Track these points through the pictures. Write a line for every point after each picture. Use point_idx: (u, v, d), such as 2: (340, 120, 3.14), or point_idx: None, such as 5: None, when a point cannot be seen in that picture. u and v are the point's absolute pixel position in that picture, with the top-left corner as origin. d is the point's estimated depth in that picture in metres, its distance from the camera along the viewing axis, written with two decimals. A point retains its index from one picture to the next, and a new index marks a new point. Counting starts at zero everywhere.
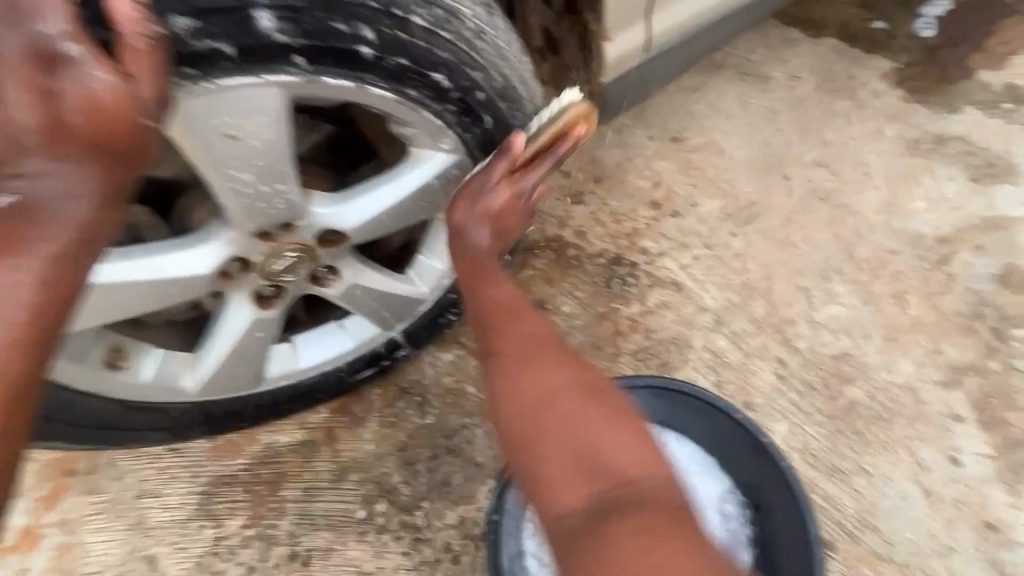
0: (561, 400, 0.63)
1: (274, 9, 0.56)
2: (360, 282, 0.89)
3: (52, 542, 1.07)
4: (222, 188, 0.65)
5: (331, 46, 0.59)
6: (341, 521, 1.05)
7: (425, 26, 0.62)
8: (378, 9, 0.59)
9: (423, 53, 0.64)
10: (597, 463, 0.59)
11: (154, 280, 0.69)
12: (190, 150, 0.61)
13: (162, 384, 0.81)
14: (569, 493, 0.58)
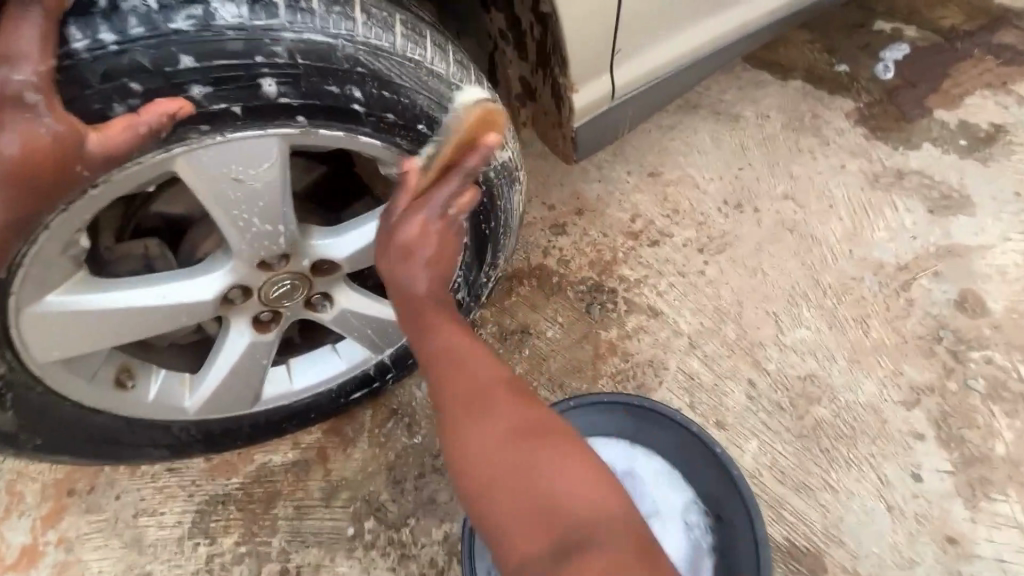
0: (506, 452, 0.62)
1: (276, 75, 0.64)
2: (352, 308, 0.96)
3: (52, 560, 1.11)
4: (228, 226, 0.73)
5: (326, 104, 0.68)
6: (331, 537, 1.09)
7: (404, 85, 0.71)
8: (366, 73, 0.68)
9: (403, 107, 0.72)
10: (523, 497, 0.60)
11: (160, 307, 0.75)
12: (200, 194, 0.69)
13: (167, 402, 0.87)
14: (517, 525, 0.60)
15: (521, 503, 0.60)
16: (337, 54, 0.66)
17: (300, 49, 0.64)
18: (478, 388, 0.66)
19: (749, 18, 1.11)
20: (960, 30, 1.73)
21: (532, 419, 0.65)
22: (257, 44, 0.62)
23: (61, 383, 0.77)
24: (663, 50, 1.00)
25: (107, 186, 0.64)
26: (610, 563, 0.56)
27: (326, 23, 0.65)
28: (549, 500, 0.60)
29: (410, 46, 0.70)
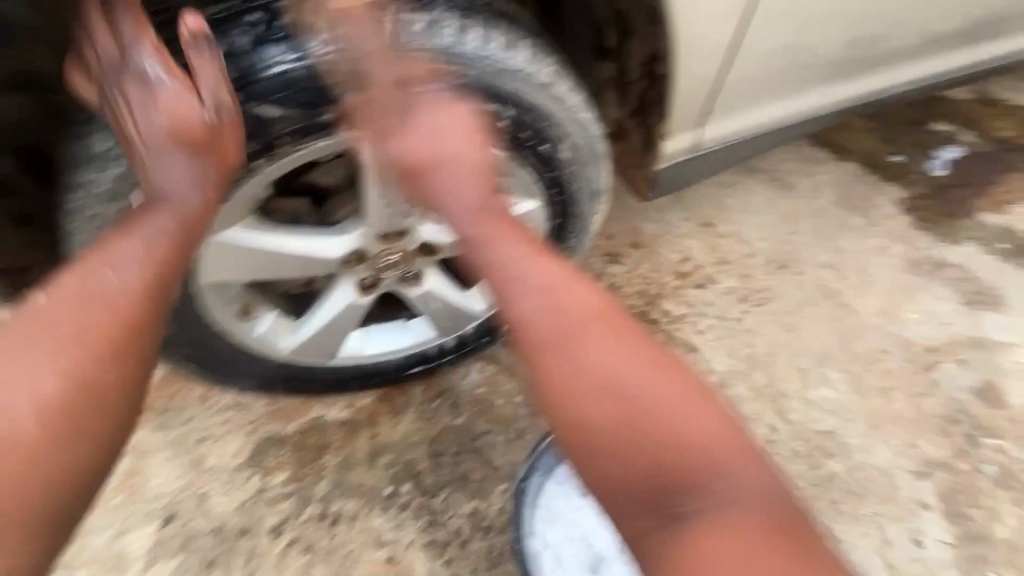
0: (620, 391, 0.68)
1: (455, 88, 0.79)
2: (436, 290, 1.09)
3: (121, 464, 1.23)
4: (375, 200, 0.88)
5: (482, 118, 0.82)
6: (371, 492, 1.20)
7: (546, 114, 0.84)
8: (521, 99, 0.82)
9: (539, 131, 0.86)
10: (659, 439, 0.65)
11: (301, 254, 0.89)
12: (365, 169, 0.84)
13: (271, 338, 1.01)
14: (622, 475, 0.66)
15: (641, 464, 0.65)
16: (505, 82, 0.80)
17: (478, 72, 0.79)
18: (590, 321, 0.72)
19: (824, 100, 1.25)
20: (1014, 142, 1.85)
21: (636, 356, 0.70)
22: (449, 62, 0.77)
23: (210, 307, 0.90)
24: (744, 115, 1.14)
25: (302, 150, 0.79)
26: (730, 540, 0.61)
27: (503, 57, 0.79)
28: (673, 455, 0.65)
29: (559, 84, 0.85)
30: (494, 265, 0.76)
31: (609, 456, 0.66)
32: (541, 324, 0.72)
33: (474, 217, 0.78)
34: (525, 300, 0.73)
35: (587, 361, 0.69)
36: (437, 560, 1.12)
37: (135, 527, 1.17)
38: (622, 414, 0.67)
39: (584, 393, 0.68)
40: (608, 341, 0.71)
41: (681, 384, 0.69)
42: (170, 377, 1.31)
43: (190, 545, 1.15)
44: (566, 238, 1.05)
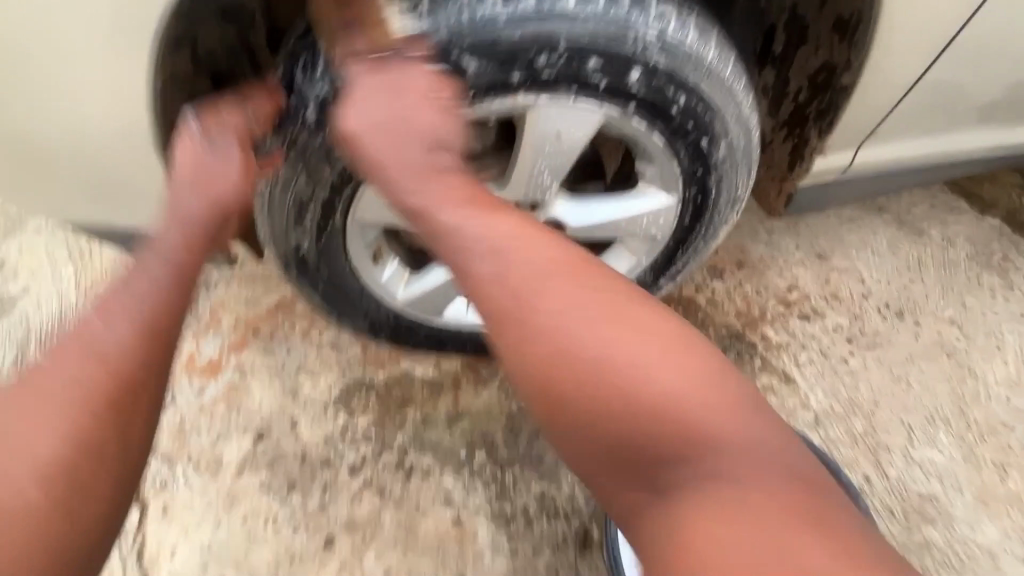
0: (567, 351, 0.61)
1: (642, 69, 0.77)
2: None
3: (227, 377, 1.32)
4: (525, 169, 0.89)
5: (658, 104, 0.81)
6: (446, 453, 1.23)
7: (719, 110, 0.83)
8: (701, 90, 0.80)
9: (707, 126, 0.84)
10: (615, 400, 0.59)
11: None
12: (526, 137, 0.85)
13: (389, 285, 1.05)
14: (588, 443, 0.61)
15: (601, 431, 0.60)
16: (691, 70, 0.78)
17: (669, 56, 0.77)
18: (543, 272, 0.64)
19: (992, 143, 1.17)
20: None
21: (557, 300, 0.62)
22: (643, 41, 0.76)
23: (350, 244, 0.95)
24: (904, 146, 1.09)
25: (476, 108, 0.80)
26: (729, 510, 0.54)
27: (694, 45, 0.78)
28: (624, 402, 0.59)
29: (737, 82, 0.82)
30: (472, 245, 0.66)
31: (587, 429, 0.61)
32: (519, 285, 0.63)
33: (452, 189, 0.71)
34: (492, 262, 0.65)
35: (548, 320, 0.62)
36: (500, 532, 1.14)
37: (232, 437, 1.25)
38: (598, 381, 0.60)
39: (541, 358, 0.61)
40: (563, 282, 0.63)
41: (611, 311, 0.62)
42: (280, 306, 1.39)
43: (275, 465, 1.22)
44: (691, 241, 1.03)
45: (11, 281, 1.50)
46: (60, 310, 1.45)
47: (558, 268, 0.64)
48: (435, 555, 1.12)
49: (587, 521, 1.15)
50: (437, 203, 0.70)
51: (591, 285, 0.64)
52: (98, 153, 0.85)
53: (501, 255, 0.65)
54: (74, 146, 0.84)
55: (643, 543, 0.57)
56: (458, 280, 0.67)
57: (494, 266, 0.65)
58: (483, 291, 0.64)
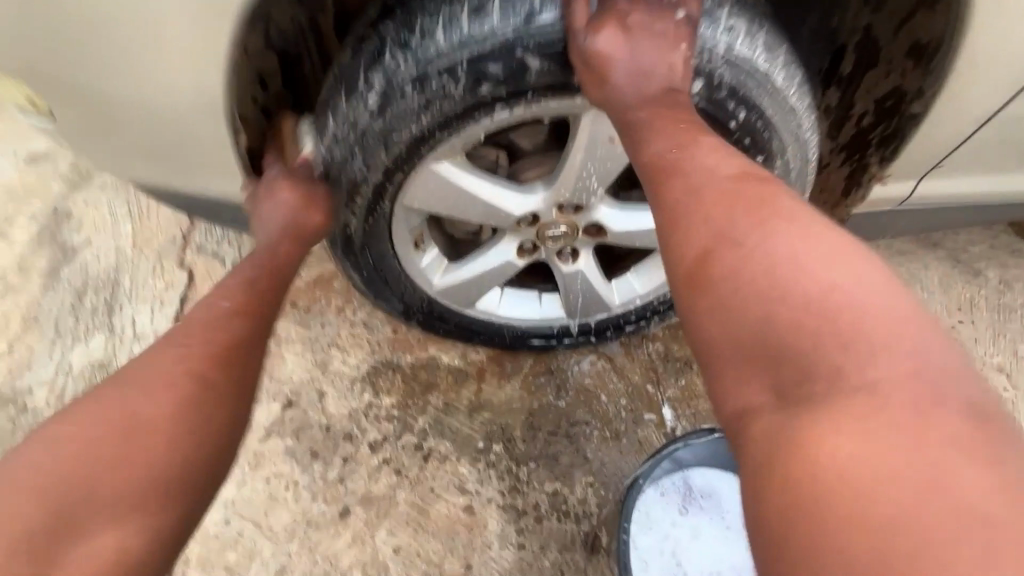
0: (726, 261, 0.59)
1: (704, 81, 0.77)
2: (585, 272, 1.12)
3: None
4: (576, 169, 0.89)
5: (716, 116, 0.80)
6: (464, 441, 1.25)
7: (779, 127, 0.81)
8: (763, 106, 0.79)
9: (764, 143, 0.83)
10: (756, 291, 0.55)
11: (491, 202, 0.91)
12: (581, 137, 0.85)
13: (427, 271, 1.07)
14: (716, 345, 0.57)
15: (755, 327, 0.55)
16: (756, 84, 0.77)
17: (736, 69, 0.76)
18: (766, 212, 0.61)
19: None
20: None
21: (739, 219, 0.61)
22: (710, 53, 0.75)
23: (394, 227, 0.95)
24: (972, 181, 1.03)
25: (535, 107, 0.79)
26: (898, 438, 0.45)
27: (764, 60, 0.76)
28: (788, 307, 0.53)
29: (803, 104, 0.81)
30: (643, 129, 0.74)
31: (728, 339, 0.57)
32: (682, 208, 0.66)
33: (655, 116, 0.74)
34: (660, 143, 0.71)
35: (705, 244, 0.62)
36: (510, 525, 1.15)
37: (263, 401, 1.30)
38: (749, 282, 0.56)
39: (720, 278, 0.59)
40: (714, 197, 0.64)
41: (755, 214, 0.60)
42: (318, 281, 1.44)
43: (301, 433, 1.26)
44: None
45: (75, 232, 1.59)
46: (116, 263, 1.53)
47: (713, 178, 0.66)
48: (444, 539, 1.14)
49: (596, 525, 1.15)
50: (644, 114, 0.75)
51: (744, 195, 0.63)
52: (171, 146, 0.86)
53: (714, 197, 0.64)
54: (150, 138, 0.85)
55: (796, 342, 0.51)
56: (652, 167, 0.71)
57: (735, 228, 0.61)
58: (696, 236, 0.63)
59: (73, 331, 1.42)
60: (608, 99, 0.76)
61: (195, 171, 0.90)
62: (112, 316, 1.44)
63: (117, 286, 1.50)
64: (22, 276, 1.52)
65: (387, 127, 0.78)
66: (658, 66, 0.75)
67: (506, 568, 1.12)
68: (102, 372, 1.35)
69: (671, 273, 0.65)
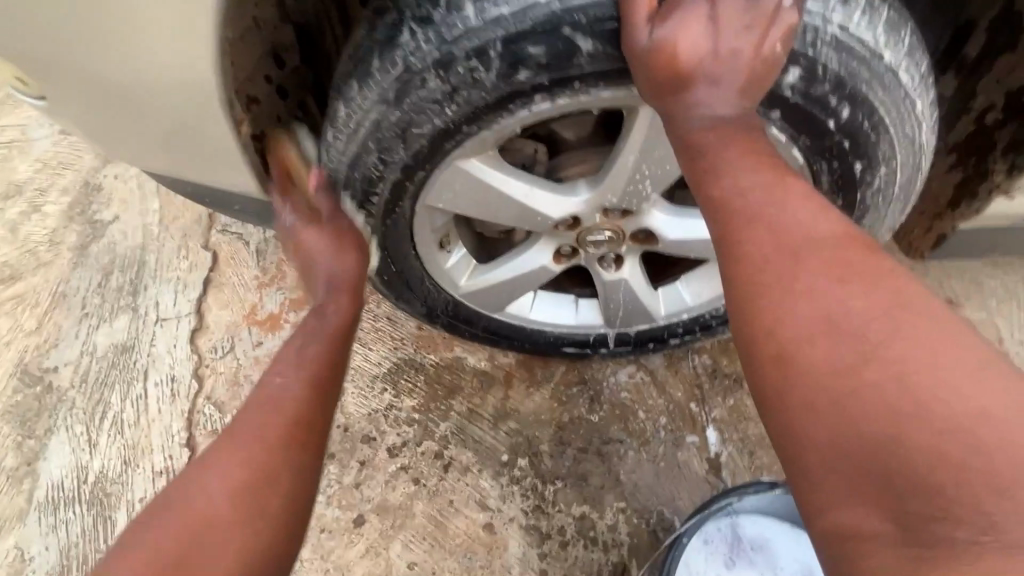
0: (814, 342, 0.47)
1: (804, 69, 0.62)
2: (629, 280, 0.99)
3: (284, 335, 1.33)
4: (626, 171, 0.76)
5: (813, 113, 0.65)
6: (488, 452, 1.16)
7: (888, 126, 0.66)
8: (872, 101, 0.64)
9: (866, 146, 0.68)
10: (873, 405, 0.43)
11: (525, 204, 0.80)
12: (634, 134, 0.72)
13: (453, 274, 0.97)
14: (813, 454, 0.45)
15: (859, 432, 0.43)
16: (867, 74, 0.62)
17: (845, 55, 0.61)
18: (857, 264, 0.49)
19: None
20: None
21: (819, 272, 0.49)
22: (814, 34, 0.60)
23: (416, 228, 0.85)
24: None
25: (582, 98, 0.66)
26: None
27: (879, 43, 0.61)
28: (893, 400, 0.42)
29: (920, 98, 0.66)
30: (719, 156, 0.58)
31: (828, 453, 0.44)
32: (765, 272, 0.51)
33: (728, 139, 0.59)
34: (739, 180, 0.56)
35: (799, 328, 0.48)
36: (533, 549, 1.07)
37: None
38: (862, 391, 0.43)
39: (809, 363, 0.47)
40: (816, 265, 0.49)
41: (868, 300, 0.46)
42: None
43: None
44: None
45: (104, 207, 1.56)
46: (143, 241, 1.49)
47: (811, 236, 0.51)
48: (461, 558, 1.07)
49: (626, 557, 1.06)
50: (715, 135, 0.60)
51: (856, 267, 0.48)
52: (173, 136, 0.81)
53: (795, 251, 0.51)
54: (151, 127, 0.80)
55: (914, 473, 0.40)
56: (719, 211, 0.56)
57: (827, 299, 0.48)
58: (773, 308, 0.50)
59: (98, 310, 1.40)
60: (680, 115, 0.61)
61: (199, 163, 0.85)
62: (136, 296, 1.41)
63: (142, 265, 1.46)
64: (53, 250, 1.51)
65: (405, 120, 0.67)
66: (739, 75, 0.60)
67: None
68: (125, 354, 1.33)
69: (745, 352, 0.52)
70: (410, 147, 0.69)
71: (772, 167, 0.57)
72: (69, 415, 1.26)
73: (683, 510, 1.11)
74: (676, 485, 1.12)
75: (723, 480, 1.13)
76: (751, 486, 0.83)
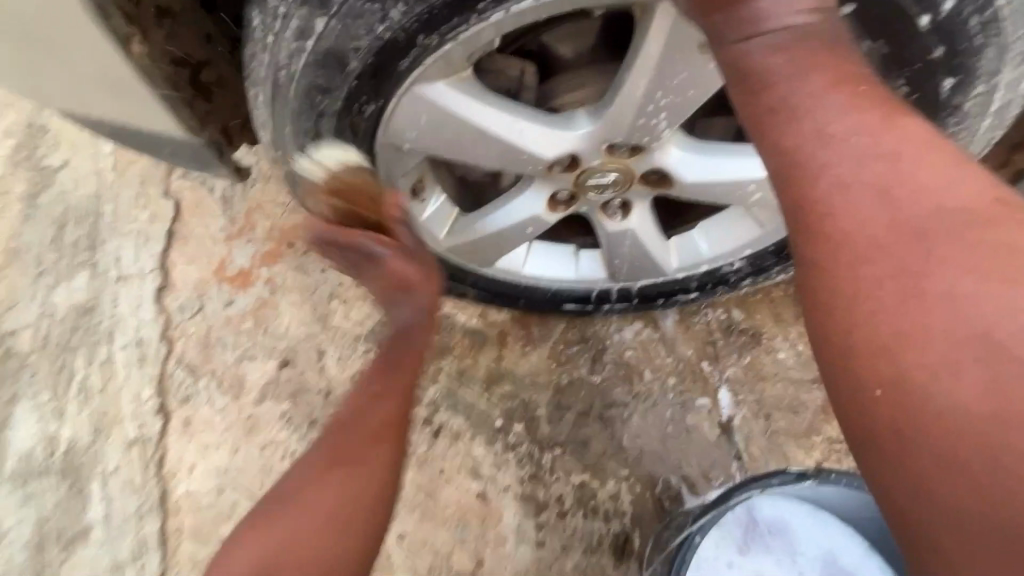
0: (937, 352, 0.35)
1: None
2: (636, 231, 0.85)
3: (258, 292, 1.21)
4: (636, 98, 0.60)
5: (898, 5, 0.48)
6: (480, 417, 1.07)
7: (1004, 18, 0.50)
8: None
9: (964, 52, 0.52)
10: (1013, 447, 0.33)
11: (510, 143, 0.64)
12: (647, 48, 0.56)
13: (431, 227, 0.82)
14: (930, 501, 0.35)
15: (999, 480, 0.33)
16: None
17: None
18: (994, 247, 0.36)
19: None
20: None
21: (950, 256, 0.36)
22: None
23: (381, 175, 0.70)
24: None
25: None
26: None
27: None
28: None
29: None
30: (792, 88, 0.41)
31: (949, 501, 0.35)
32: (874, 264, 0.38)
33: (810, 66, 0.41)
34: (829, 127, 0.40)
35: (922, 340, 0.36)
36: (529, 520, 1.00)
37: (257, 358, 1.16)
38: (1010, 434, 0.33)
39: (932, 386, 0.35)
40: (944, 253, 0.37)
41: (1021, 304, 0.34)
42: None
43: (297, 397, 1.12)
44: None
45: (53, 151, 1.40)
46: (98, 189, 1.34)
47: (935, 208, 0.38)
48: (454, 529, 1.01)
49: (628, 527, 0.99)
50: (789, 63, 0.41)
51: (995, 251, 0.36)
52: (87, 83, 0.67)
53: (915, 225, 0.38)
54: (38, 56, 0.64)
55: None
56: (801, 167, 0.40)
57: (961, 296, 0.36)
58: (881, 305, 0.37)
59: (54, 268, 1.28)
60: (728, 35, 0.43)
61: (109, 100, 0.69)
62: (95, 252, 1.28)
63: (97, 217, 1.32)
64: (1, 201, 1.36)
65: (341, 33, 0.51)
66: None
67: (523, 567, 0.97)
68: (87, 316, 1.22)
69: (837, 364, 0.39)
70: (351, 71, 0.54)
71: (875, 102, 0.41)
72: (33, 382, 1.17)
73: (692, 478, 1.02)
74: (684, 451, 1.04)
75: (737, 445, 1.04)
76: (775, 476, 0.76)
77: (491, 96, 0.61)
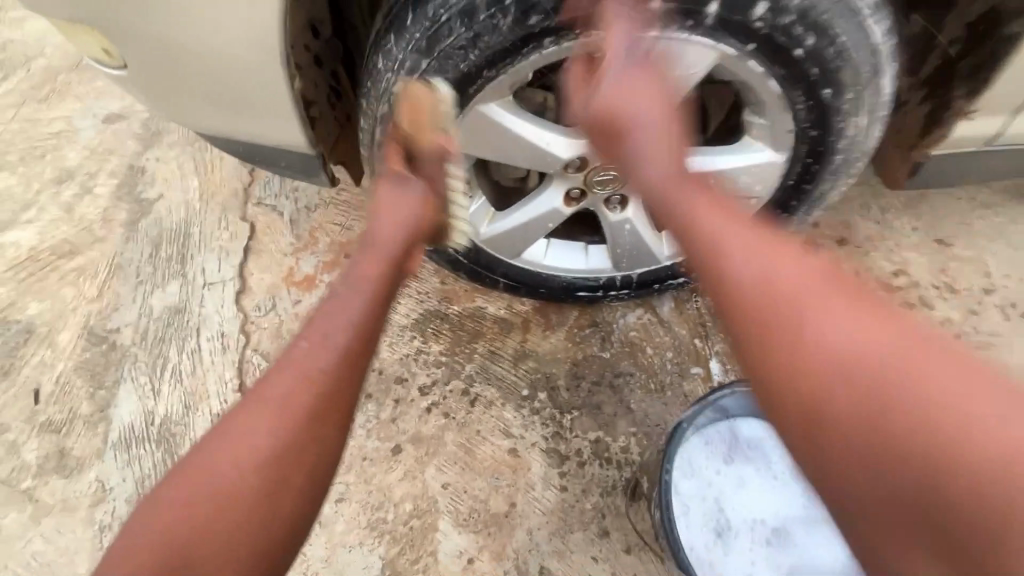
0: (749, 291, 0.67)
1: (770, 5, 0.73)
2: (632, 221, 1.10)
3: (320, 292, 1.46)
4: None
5: (781, 43, 0.77)
6: (510, 388, 1.28)
7: (848, 50, 0.78)
8: (830, 29, 0.76)
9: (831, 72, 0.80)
10: (782, 333, 0.65)
11: (537, 146, 0.90)
12: None
13: (474, 220, 1.08)
14: (752, 369, 0.68)
15: (768, 350, 0.66)
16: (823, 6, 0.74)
17: None
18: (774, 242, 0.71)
19: None
20: None
21: (749, 238, 0.70)
22: None
23: None
24: None
25: None
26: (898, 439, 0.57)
27: None
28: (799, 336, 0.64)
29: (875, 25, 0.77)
30: (658, 145, 0.77)
31: (761, 373, 0.66)
32: (714, 242, 0.71)
33: (672, 130, 0.78)
34: (673, 166, 0.77)
35: (738, 283, 0.68)
36: (553, 469, 1.18)
37: None
38: (776, 323, 0.65)
39: (739, 304, 0.68)
40: (746, 241, 0.70)
41: (792, 264, 0.68)
42: None
43: None
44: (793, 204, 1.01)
45: (149, 187, 1.69)
46: (187, 215, 1.63)
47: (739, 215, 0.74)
48: (490, 478, 1.19)
49: (637, 473, 1.17)
50: (657, 131, 0.77)
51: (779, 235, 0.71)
52: (230, 103, 0.95)
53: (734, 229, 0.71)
54: (217, 91, 0.93)
55: (813, 388, 0.62)
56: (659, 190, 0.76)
57: (752, 255, 0.69)
58: (717, 264, 0.70)
59: (150, 278, 1.53)
60: None
61: (256, 120, 0.97)
62: (184, 264, 1.55)
63: (186, 237, 1.59)
64: (105, 227, 1.64)
65: (434, 67, 0.79)
66: None
67: (549, 508, 1.15)
68: (178, 315, 1.46)
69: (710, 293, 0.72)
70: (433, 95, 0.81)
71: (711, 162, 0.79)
72: (133, 368, 1.40)
73: None
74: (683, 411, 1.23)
75: None
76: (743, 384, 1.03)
77: (523, 114, 0.88)
